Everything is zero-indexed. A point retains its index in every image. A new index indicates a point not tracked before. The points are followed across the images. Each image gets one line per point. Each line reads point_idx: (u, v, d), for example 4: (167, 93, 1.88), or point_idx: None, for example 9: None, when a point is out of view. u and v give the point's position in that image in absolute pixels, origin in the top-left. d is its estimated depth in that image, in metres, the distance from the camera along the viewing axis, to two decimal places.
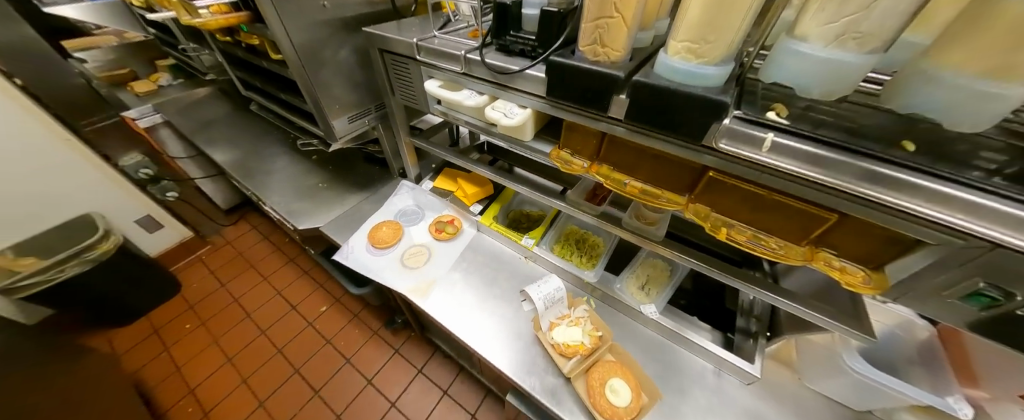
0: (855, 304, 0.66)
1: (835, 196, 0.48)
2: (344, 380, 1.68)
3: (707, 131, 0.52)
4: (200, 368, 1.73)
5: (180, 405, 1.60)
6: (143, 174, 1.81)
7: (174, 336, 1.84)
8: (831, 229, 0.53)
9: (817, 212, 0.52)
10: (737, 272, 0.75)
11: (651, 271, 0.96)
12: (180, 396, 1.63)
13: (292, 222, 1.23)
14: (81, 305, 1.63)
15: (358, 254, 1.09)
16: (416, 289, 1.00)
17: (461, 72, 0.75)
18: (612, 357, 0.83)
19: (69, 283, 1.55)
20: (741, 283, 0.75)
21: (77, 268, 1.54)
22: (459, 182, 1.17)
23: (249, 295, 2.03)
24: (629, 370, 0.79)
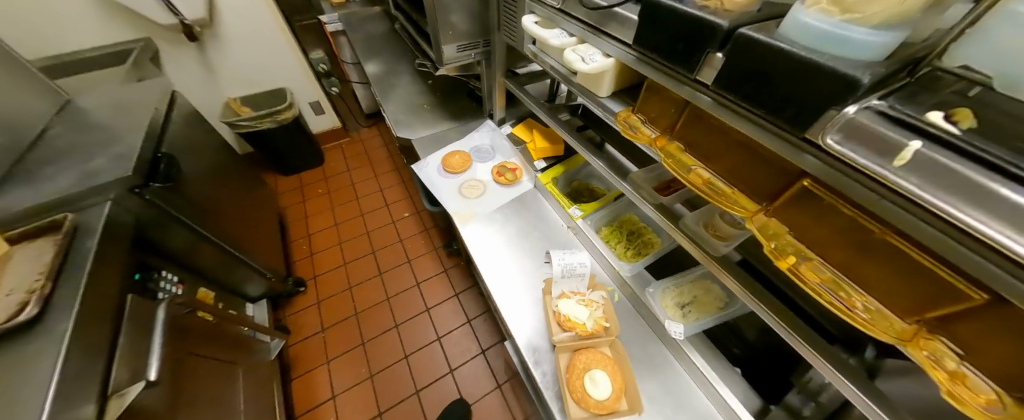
0: None
1: (1000, 272, 0.30)
2: (399, 275, 1.97)
3: (819, 119, 0.38)
4: (315, 222, 2.24)
5: (298, 241, 2.13)
6: (321, 68, 2.36)
7: (308, 194, 2.40)
8: (969, 313, 0.34)
9: (953, 281, 0.34)
10: (800, 329, 0.57)
11: (700, 294, 0.84)
12: (302, 234, 2.17)
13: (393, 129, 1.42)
14: (263, 151, 2.27)
15: (429, 169, 1.21)
16: (461, 215, 1.08)
17: (558, 7, 0.71)
18: (608, 352, 0.79)
19: (260, 133, 2.15)
20: (801, 347, 0.57)
21: (269, 123, 2.12)
22: (533, 135, 1.22)
23: (360, 183, 2.48)
24: (619, 369, 0.75)
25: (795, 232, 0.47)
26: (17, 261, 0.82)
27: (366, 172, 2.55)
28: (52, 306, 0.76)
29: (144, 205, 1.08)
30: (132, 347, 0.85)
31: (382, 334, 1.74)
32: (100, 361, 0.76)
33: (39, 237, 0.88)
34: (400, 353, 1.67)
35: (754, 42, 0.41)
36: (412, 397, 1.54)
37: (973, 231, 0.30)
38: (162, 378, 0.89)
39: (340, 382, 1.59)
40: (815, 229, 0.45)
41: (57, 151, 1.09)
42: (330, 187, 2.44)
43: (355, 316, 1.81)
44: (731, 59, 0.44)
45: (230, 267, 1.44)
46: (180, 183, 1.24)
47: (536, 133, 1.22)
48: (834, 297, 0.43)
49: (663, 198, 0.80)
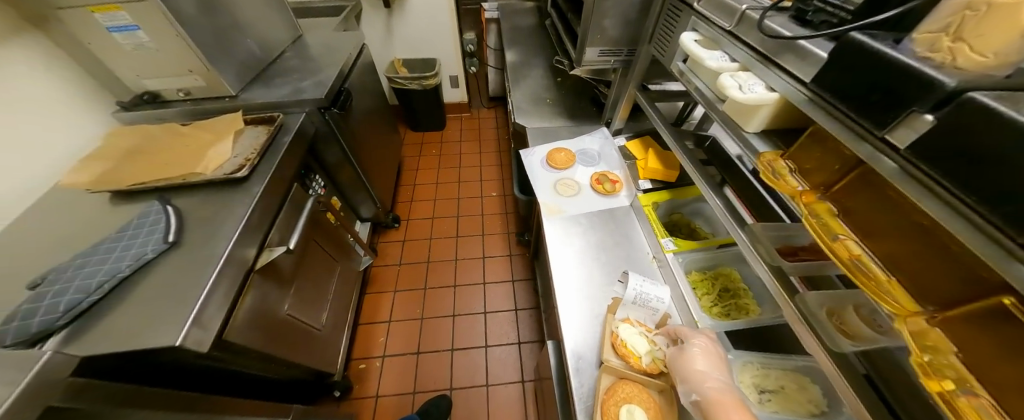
0: None
1: None
2: (473, 244, 2.13)
3: None
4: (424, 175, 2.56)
5: (405, 187, 2.48)
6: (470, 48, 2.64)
7: (425, 150, 2.76)
8: None
9: None
10: None
11: (789, 386, 0.71)
12: (409, 182, 2.51)
13: (513, 113, 1.54)
14: (405, 106, 2.68)
15: (536, 158, 1.27)
16: (548, 206, 1.12)
17: (727, 29, 0.67)
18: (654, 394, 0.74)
19: (408, 90, 2.53)
20: None
21: (418, 84, 2.48)
22: (647, 154, 1.18)
23: (468, 154, 2.72)
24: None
25: (966, 356, 0.36)
26: (245, 137, 1.16)
27: (474, 146, 2.79)
28: (254, 173, 1.06)
29: (322, 121, 1.40)
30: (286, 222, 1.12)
31: (442, 288, 1.92)
32: (267, 223, 1.04)
33: (261, 125, 1.22)
34: (451, 310, 1.83)
35: (986, 110, 0.32)
36: (448, 352, 1.68)
37: None
38: (295, 251, 1.17)
39: (398, 313, 1.82)
40: (1000, 362, 0.34)
41: (286, 68, 1.48)
42: (444, 152, 2.74)
43: (427, 264, 2.03)
44: (943, 124, 0.36)
45: (355, 189, 1.76)
46: (347, 114, 1.57)
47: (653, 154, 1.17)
48: None
49: (784, 263, 0.69)
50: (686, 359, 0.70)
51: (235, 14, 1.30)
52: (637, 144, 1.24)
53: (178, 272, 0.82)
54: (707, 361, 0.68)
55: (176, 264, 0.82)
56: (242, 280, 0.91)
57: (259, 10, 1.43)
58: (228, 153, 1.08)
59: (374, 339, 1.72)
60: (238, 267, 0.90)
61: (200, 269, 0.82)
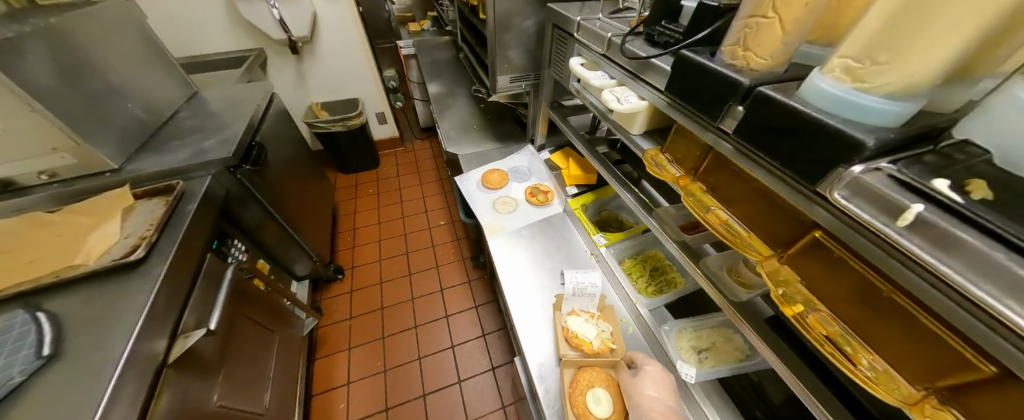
0: None
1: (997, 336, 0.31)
2: (427, 279, 2.07)
3: (830, 175, 0.41)
4: (362, 218, 2.45)
5: (344, 233, 2.34)
6: (391, 85, 2.65)
7: (361, 192, 2.64)
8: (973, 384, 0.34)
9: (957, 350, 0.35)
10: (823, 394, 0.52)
11: (719, 341, 0.82)
12: (347, 228, 2.38)
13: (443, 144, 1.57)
14: (330, 151, 2.56)
15: (470, 183, 1.31)
16: (490, 226, 1.16)
17: (603, 53, 0.79)
18: (610, 372, 0.80)
19: (331, 134, 2.43)
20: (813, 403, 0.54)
21: (340, 127, 2.41)
22: (569, 163, 1.29)
23: (407, 189, 2.67)
24: (620, 391, 0.76)
25: (807, 283, 0.47)
26: (137, 213, 1.03)
27: (412, 179, 2.76)
28: (154, 252, 0.94)
29: (233, 181, 1.29)
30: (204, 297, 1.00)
31: (401, 331, 1.83)
32: (178, 306, 0.91)
33: (157, 196, 1.09)
34: (414, 353, 1.74)
35: (772, 99, 0.44)
36: (420, 398, 1.59)
37: (980, 302, 0.31)
38: (219, 330, 1.04)
39: (357, 371, 1.68)
40: (826, 282, 0.45)
41: (181, 131, 1.35)
42: (381, 190, 2.66)
43: (380, 310, 1.92)
44: (751, 112, 0.47)
45: (285, 246, 1.62)
46: (263, 169, 1.47)
47: (574, 162, 1.29)
48: (841, 358, 0.42)
49: (687, 237, 0.81)
50: (635, 390, 0.71)
51: (108, 80, 1.16)
52: (559, 154, 1.35)
53: (64, 387, 0.68)
54: (656, 389, 0.69)
55: (57, 380, 0.69)
56: (153, 379, 0.79)
57: (139, 72, 1.30)
58: (116, 235, 0.94)
59: (333, 407, 1.56)
60: (145, 364, 0.77)
61: (96, 377, 0.70)
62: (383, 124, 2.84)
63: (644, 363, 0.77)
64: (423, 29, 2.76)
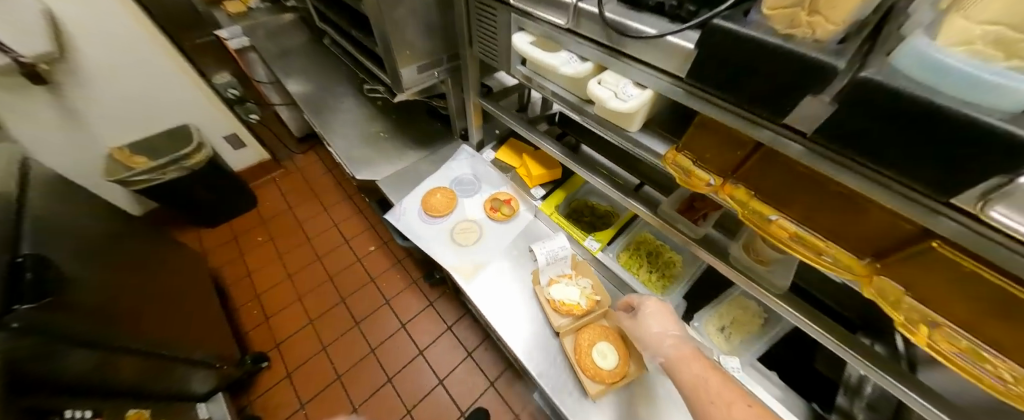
0: None
1: None
2: (381, 320, 1.75)
3: (967, 188, 0.31)
4: (263, 277, 1.89)
5: (247, 306, 1.78)
6: (232, 94, 1.90)
7: (247, 244, 2.01)
8: None
9: None
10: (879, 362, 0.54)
11: (741, 315, 0.81)
12: (248, 298, 1.81)
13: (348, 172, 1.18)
14: (175, 206, 1.84)
15: (410, 200, 1.05)
16: (462, 269, 0.94)
17: (564, 27, 0.57)
18: (603, 323, 0.86)
19: (165, 185, 1.71)
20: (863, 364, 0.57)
21: (178, 171, 1.71)
22: (524, 158, 1.09)
23: (311, 220, 2.13)
24: (617, 337, 0.83)
25: (914, 292, 0.41)
26: None
27: (314, 206, 2.20)
28: None
29: None
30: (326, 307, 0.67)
31: (375, 393, 1.54)
32: None
33: None
34: (401, 410, 1.50)
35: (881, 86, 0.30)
36: None
37: None
38: None
39: None
40: (940, 291, 0.38)
41: None
42: (274, 233, 2.07)
43: (338, 380, 1.58)
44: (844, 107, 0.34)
45: None
46: None
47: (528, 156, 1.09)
48: (969, 365, 0.38)
49: (703, 229, 0.71)
50: (644, 327, 0.74)
51: None
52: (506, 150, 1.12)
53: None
54: (662, 321, 0.73)
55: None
56: None
57: None
58: None
59: None
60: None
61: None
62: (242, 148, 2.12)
63: (647, 299, 0.78)
64: (250, 8, 1.96)
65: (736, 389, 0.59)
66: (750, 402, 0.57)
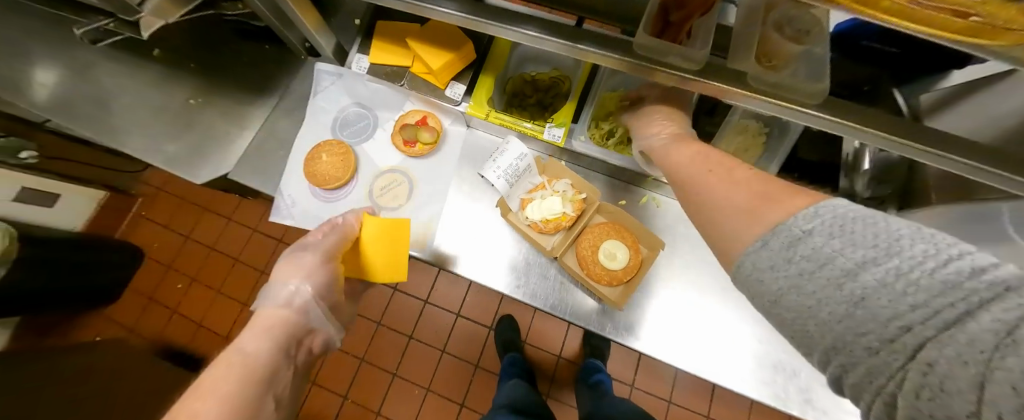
0: None
1: None
2: (371, 294, 1.57)
3: None
4: (217, 319, 1.58)
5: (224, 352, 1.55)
6: None
7: (172, 299, 1.61)
8: None
9: None
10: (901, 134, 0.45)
11: (742, 140, 0.66)
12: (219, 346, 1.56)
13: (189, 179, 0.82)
14: (57, 306, 1.37)
15: (297, 190, 0.74)
16: (411, 237, 0.71)
17: None
18: (602, 220, 0.71)
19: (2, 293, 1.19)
20: (893, 144, 0.46)
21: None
22: (413, 46, 0.70)
23: (223, 241, 1.65)
24: (623, 227, 0.68)
25: None
26: None
27: (211, 221, 1.68)
28: None
29: None
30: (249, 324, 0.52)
31: (405, 355, 1.52)
32: None
33: None
34: (434, 352, 1.52)
35: None
36: (479, 369, 1.50)
37: None
38: None
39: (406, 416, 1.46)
40: None
41: None
42: (188, 272, 1.63)
43: (365, 363, 1.52)
44: None
45: None
46: None
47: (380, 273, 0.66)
48: None
49: (704, 51, 0.46)
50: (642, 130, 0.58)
51: None
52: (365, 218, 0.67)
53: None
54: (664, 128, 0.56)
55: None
56: None
57: None
58: None
59: None
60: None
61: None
62: (56, 204, 1.46)
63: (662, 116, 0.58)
64: None
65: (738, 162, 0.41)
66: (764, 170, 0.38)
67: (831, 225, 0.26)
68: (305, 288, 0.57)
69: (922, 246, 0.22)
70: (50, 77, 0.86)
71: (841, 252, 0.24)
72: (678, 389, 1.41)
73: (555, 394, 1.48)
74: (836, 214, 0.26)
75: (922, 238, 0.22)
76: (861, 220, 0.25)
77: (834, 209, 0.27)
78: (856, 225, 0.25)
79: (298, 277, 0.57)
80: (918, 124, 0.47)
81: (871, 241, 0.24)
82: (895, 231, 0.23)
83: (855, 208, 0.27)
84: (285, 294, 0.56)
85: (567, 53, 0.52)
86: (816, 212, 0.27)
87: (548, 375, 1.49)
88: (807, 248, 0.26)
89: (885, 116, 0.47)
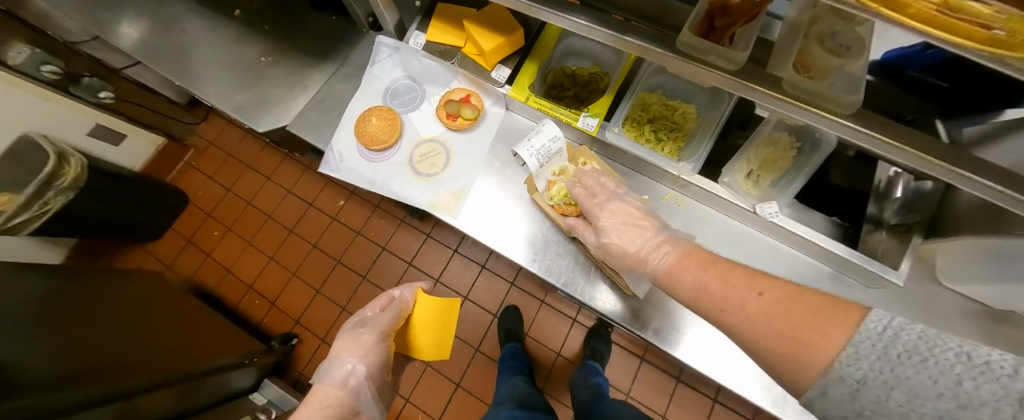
0: None
1: None
2: (387, 266, 1.65)
3: None
4: (244, 269, 1.71)
5: (247, 299, 1.66)
6: (50, 74, 1.30)
7: (208, 244, 1.74)
8: None
9: None
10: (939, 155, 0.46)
11: (774, 151, 0.67)
12: (243, 293, 1.68)
13: (251, 126, 0.92)
14: (112, 233, 1.51)
15: (346, 148, 0.81)
16: (443, 202, 0.76)
17: None
18: None
19: (71, 213, 1.33)
20: (930, 165, 0.47)
21: (62, 198, 1.29)
22: (468, 27, 0.75)
23: (260, 197, 1.77)
24: None
25: None
26: None
27: (252, 178, 1.80)
28: None
29: None
30: (313, 393, 0.71)
31: None
32: None
33: None
34: None
35: None
36: (479, 354, 1.55)
37: None
38: None
39: (405, 386, 1.53)
40: None
41: None
42: (225, 221, 1.77)
43: None
44: None
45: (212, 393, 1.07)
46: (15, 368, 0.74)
47: (424, 354, 0.78)
48: None
49: (744, 53, 0.49)
50: (617, 246, 0.63)
51: None
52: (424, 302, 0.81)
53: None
54: (635, 228, 0.62)
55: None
56: None
57: None
58: None
59: None
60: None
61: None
62: (122, 143, 1.61)
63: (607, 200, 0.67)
64: None
65: (766, 279, 0.45)
66: (767, 288, 0.44)
67: (882, 360, 0.28)
68: (361, 368, 0.74)
69: (961, 369, 0.25)
70: (144, 30, 0.99)
71: (913, 404, 0.26)
72: (673, 405, 1.40)
73: (550, 390, 1.50)
74: (879, 344, 0.29)
75: (958, 352, 0.25)
76: (908, 352, 0.27)
77: (880, 331, 0.29)
78: (903, 357, 0.27)
79: (355, 358, 0.74)
80: (959, 149, 0.48)
81: (935, 390, 0.25)
82: (946, 365, 0.25)
83: (887, 326, 0.29)
84: (343, 372, 0.74)
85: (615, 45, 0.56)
86: (857, 349, 0.30)
87: (546, 372, 1.52)
88: (867, 390, 0.29)
89: (923, 137, 0.47)
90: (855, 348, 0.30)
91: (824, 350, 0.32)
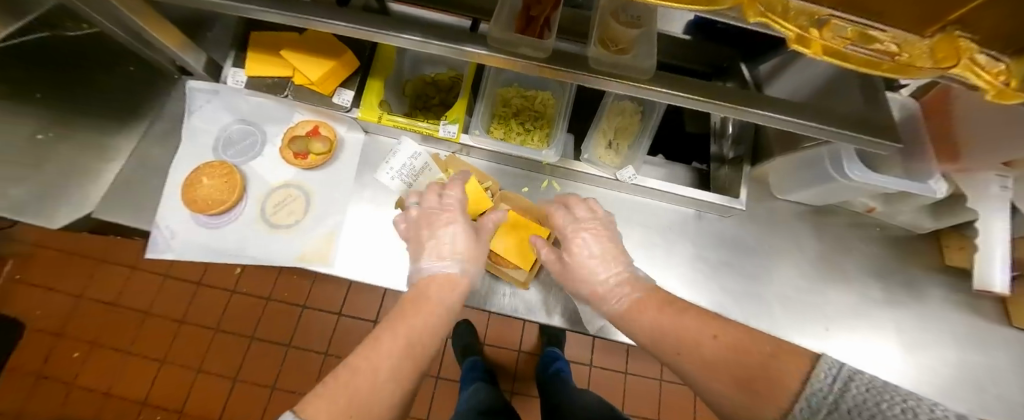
0: (873, 96, 0.57)
1: None
2: (312, 322, 1.41)
3: None
4: (128, 385, 1.34)
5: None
6: None
7: (69, 371, 1.34)
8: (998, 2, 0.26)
9: None
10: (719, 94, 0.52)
11: (620, 120, 0.73)
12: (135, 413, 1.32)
13: (46, 223, 0.71)
14: None
15: (176, 220, 0.68)
16: (313, 252, 0.68)
17: None
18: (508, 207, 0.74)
19: None
20: (718, 108, 0.53)
21: None
22: (289, 59, 0.67)
23: (126, 292, 1.41)
24: (526, 212, 0.73)
25: None
26: None
27: (108, 271, 1.43)
28: None
29: None
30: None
31: None
32: None
33: None
34: None
35: None
36: (438, 382, 1.39)
37: None
38: None
39: None
40: None
41: None
42: (86, 336, 1.37)
43: None
44: None
45: None
46: None
47: None
48: (863, 54, 0.31)
49: (549, 42, 0.50)
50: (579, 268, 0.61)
51: None
52: None
53: None
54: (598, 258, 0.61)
55: None
56: None
57: None
58: None
59: None
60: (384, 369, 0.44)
61: None
62: None
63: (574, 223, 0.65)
64: None
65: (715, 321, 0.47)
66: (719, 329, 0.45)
67: None
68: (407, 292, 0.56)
69: None
70: None
71: None
72: (634, 361, 1.45)
73: (519, 389, 1.45)
74: (830, 396, 0.29)
75: None
76: None
77: None
78: None
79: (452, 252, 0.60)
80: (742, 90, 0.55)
81: None
82: None
83: None
84: None
85: (455, 55, 0.53)
86: None
87: (511, 373, 1.47)
88: None
89: (710, 85, 0.53)
90: (806, 398, 0.31)
91: (788, 383, 0.34)
